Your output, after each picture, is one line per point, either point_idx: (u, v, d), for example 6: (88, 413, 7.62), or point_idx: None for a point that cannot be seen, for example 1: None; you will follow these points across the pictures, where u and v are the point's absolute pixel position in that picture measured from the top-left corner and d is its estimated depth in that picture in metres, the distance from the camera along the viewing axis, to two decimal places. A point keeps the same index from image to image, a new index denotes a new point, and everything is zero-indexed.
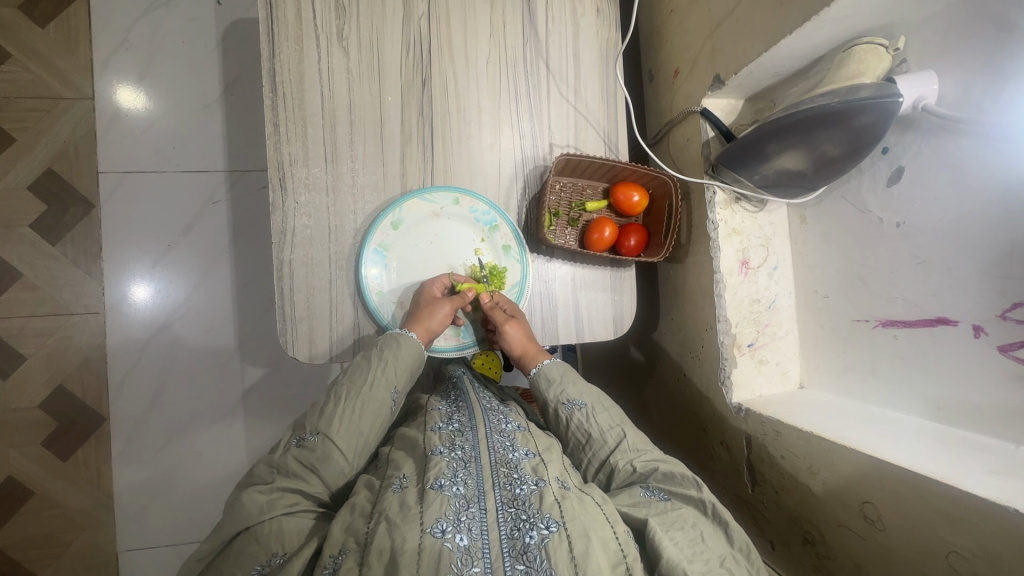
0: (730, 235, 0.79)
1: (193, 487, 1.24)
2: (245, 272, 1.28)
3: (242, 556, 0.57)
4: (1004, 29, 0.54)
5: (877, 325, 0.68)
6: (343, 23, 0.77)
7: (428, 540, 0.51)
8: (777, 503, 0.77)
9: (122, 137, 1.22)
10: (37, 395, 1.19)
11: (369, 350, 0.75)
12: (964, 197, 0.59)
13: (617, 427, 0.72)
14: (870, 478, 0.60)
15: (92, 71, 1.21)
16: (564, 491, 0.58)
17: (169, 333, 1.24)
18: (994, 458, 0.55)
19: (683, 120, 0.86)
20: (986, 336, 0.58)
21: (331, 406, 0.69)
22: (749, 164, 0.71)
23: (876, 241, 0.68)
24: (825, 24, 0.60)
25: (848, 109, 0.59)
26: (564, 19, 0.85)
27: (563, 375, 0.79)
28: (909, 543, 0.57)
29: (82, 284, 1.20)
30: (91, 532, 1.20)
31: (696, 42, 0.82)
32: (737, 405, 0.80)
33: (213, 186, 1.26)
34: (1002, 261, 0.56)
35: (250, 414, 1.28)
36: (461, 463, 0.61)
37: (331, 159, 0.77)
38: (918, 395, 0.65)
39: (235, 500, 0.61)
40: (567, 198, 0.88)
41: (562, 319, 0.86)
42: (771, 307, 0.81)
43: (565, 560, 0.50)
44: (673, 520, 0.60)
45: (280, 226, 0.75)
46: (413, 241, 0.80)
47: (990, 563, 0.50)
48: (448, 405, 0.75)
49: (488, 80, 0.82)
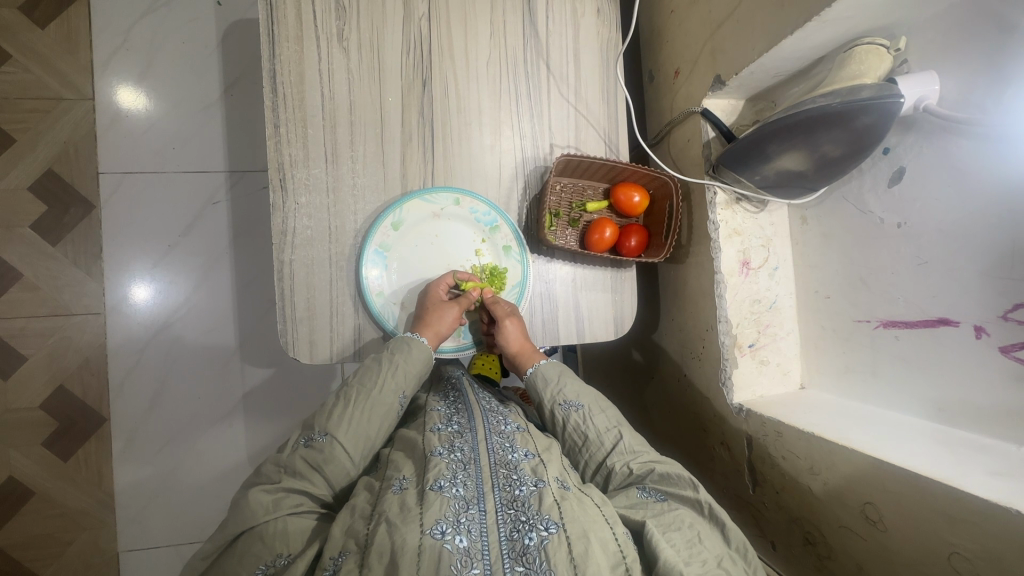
0: (731, 236, 0.79)
1: (193, 487, 1.24)
2: (245, 272, 1.28)
3: (246, 556, 0.57)
4: (1005, 29, 0.54)
5: (878, 325, 0.68)
6: (343, 24, 0.77)
7: (428, 541, 0.51)
8: (777, 503, 0.77)
9: (122, 137, 1.22)
10: (38, 395, 1.18)
11: (381, 353, 0.75)
12: (965, 198, 0.58)
13: (614, 429, 0.72)
14: (871, 479, 0.60)
15: (92, 71, 1.21)
16: (563, 492, 0.58)
17: (169, 333, 1.24)
18: (995, 459, 0.55)
19: (683, 120, 0.86)
20: (988, 337, 0.58)
21: (339, 408, 0.69)
22: (749, 163, 0.71)
23: (877, 241, 0.68)
24: (826, 24, 0.60)
25: (850, 110, 0.59)
26: (565, 19, 0.85)
27: (559, 376, 0.79)
28: (911, 543, 0.57)
29: (82, 285, 1.20)
30: (92, 532, 1.20)
31: (697, 42, 0.82)
32: (737, 405, 0.80)
33: (214, 186, 1.26)
34: (1003, 261, 0.56)
35: (250, 414, 1.28)
36: (460, 464, 0.61)
37: (331, 159, 0.77)
38: (919, 395, 0.65)
39: (240, 499, 0.61)
40: (567, 198, 0.88)
41: (563, 320, 0.86)
42: (772, 307, 0.81)
43: (564, 562, 0.50)
44: (670, 521, 0.60)
45: (281, 227, 0.75)
46: (413, 241, 0.80)
47: (992, 563, 0.49)
48: (448, 406, 0.75)
49: (488, 80, 0.82)
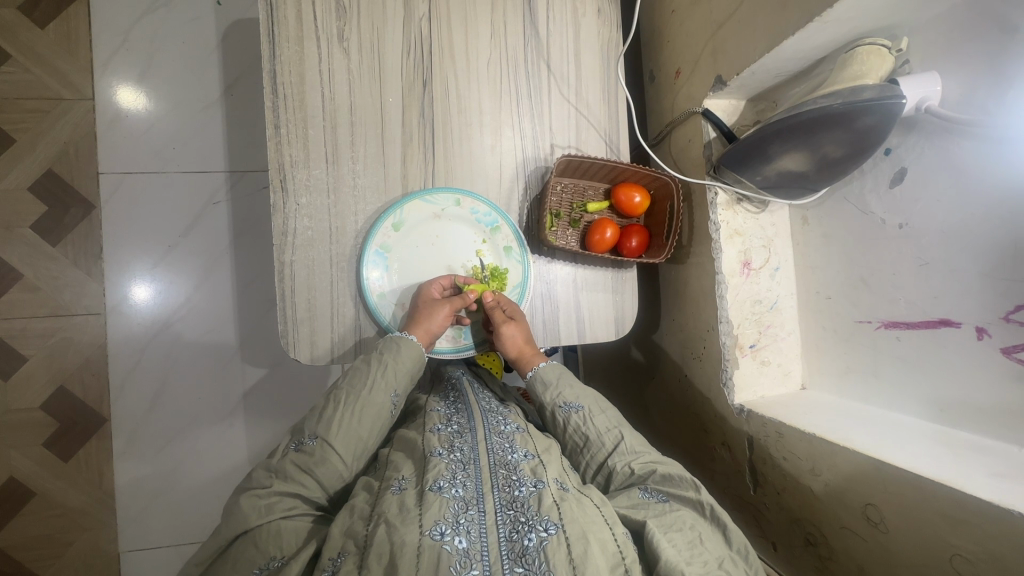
0: (732, 236, 0.79)
1: (194, 487, 1.24)
2: (245, 272, 1.28)
3: (240, 561, 0.57)
4: (1007, 30, 0.54)
5: (879, 326, 0.68)
6: (344, 24, 0.77)
7: (427, 542, 0.51)
8: (778, 504, 0.77)
9: (122, 137, 1.22)
10: (38, 396, 1.18)
11: (369, 353, 0.75)
12: (967, 199, 0.58)
13: (616, 429, 0.72)
14: (872, 480, 0.60)
15: (92, 71, 1.20)
16: (563, 493, 0.58)
17: (169, 333, 1.24)
18: (997, 460, 0.55)
19: (684, 120, 0.86)
20: (990, 338, 0.58)
21: (330, 410, 0.69)
22: (749, 164, 0.71)
23: (878, 242, 0.68)
24: (827, 24, 0.60)
25: (852, 110, 0.58)
26: (566, 19, 0.85)
27: (559, 378, 0.79)
28: (912, 544, 0.57)
29: (82, 285, 1.20)
30: (92, 532, 1.20)
31: (697, 43, 0.82)
32: (738, 406, 0.80)
33: (214, 186, 1.26)
34: (1005, 263, 0.56)
35: (250, 414, 1.28)
36: (460, 464, 0.61)
37: (332, 160, 0.77)
38: (920, 396, 0.65)
39: (233, 505, 0.61)
40: (568, 199, 0.88)
41: (564, 320, 0.86)
42: (773, 308, 0.81)
43: (563, 563, 0.50)
44: (672, 521, 0.60)
45: (281, 227, 0.75)
46: (414, 242, 0.80)
47: (993, 564, 0.49)
48: (448, 407, 0.75)
49: (489, 80, 0.82)
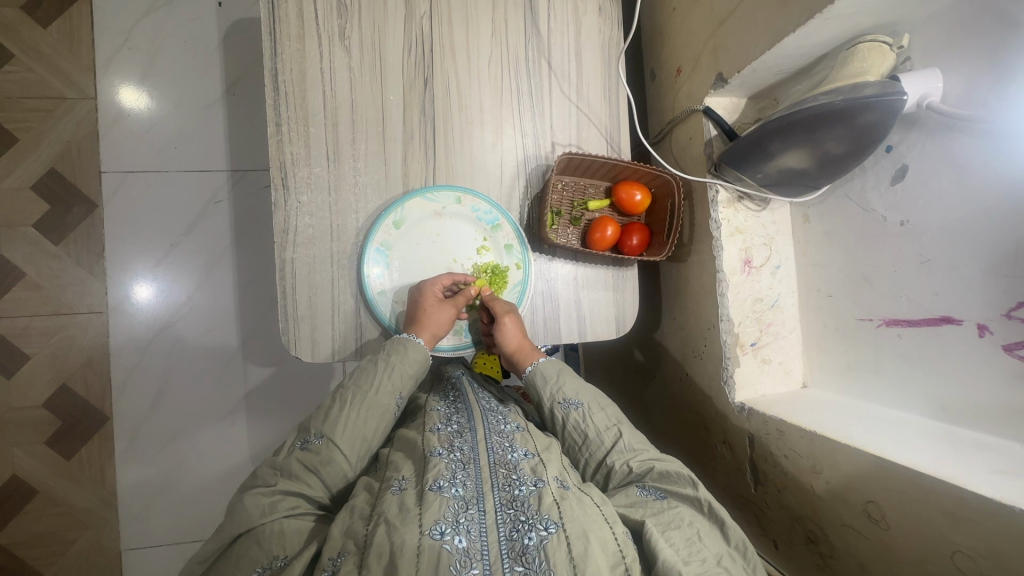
0: (732, 234, 0.79)
1: (195, 485, 1.24)
2: (245, 270, 1.28)
3: (243, 559, 0.57)
4: (1008, 24, 0.54)
5: (880, 324, 0.68)
6: (345, 22, 0.77)
7: (427, 542, 0.51)
8: (779, 502, 0.77)
9: (124, 137, 1.22)
10: (40, 394, 1.19)
11: (377, 354, 0.75)
12: (968, 196, 0.58)
13: (614, 427, 0.72)
14: (872, 478, 0.60)
15: (94, 70, 1.21)
16: (563, 492, 0.58)
17: (171, 332, 1.25)
18: (1000, 457, 0.55)
19: (685, 118, 0.86)
20: (991, 335, 0.57)
21: (336, 410, 0.69)
22: (752, 161, 0.70)
23: (879, 240, 0.68)
24: (828, 21, 0.60)
25: (853, 106, 0.58)
26: (567, 18, 0.85)
27: (559, 373, 0.78)
28: (915, 543, 0.56)
29: (85, 284, 1.20)
30: (94, 530, 1.20)
31: (698, 41, 0.82)
32: (739, 404, 0.80)
33: (216, 186, 1.26)
34: (1006, 260, 0.56)
35: (251, 413, 1.28)
36: (459, 464, 0.61)
37: (333, 159, 0.77)
38: (922, 393, 0.64)
39: (237, 503, 0.61)
40: (568, 197, 0.87)
41: (564, 318, 0.86)
42: (775, 306, 0.81)
43: (564, 562, 0.50)
44: (669, 520, 0.60)
45: (282, 226, 0.75)
46: (415, 240, 0.80)
47: (995, 562, 0.49)
48: (448, 406, 0.74)
49: (491, 79, 0.82)
